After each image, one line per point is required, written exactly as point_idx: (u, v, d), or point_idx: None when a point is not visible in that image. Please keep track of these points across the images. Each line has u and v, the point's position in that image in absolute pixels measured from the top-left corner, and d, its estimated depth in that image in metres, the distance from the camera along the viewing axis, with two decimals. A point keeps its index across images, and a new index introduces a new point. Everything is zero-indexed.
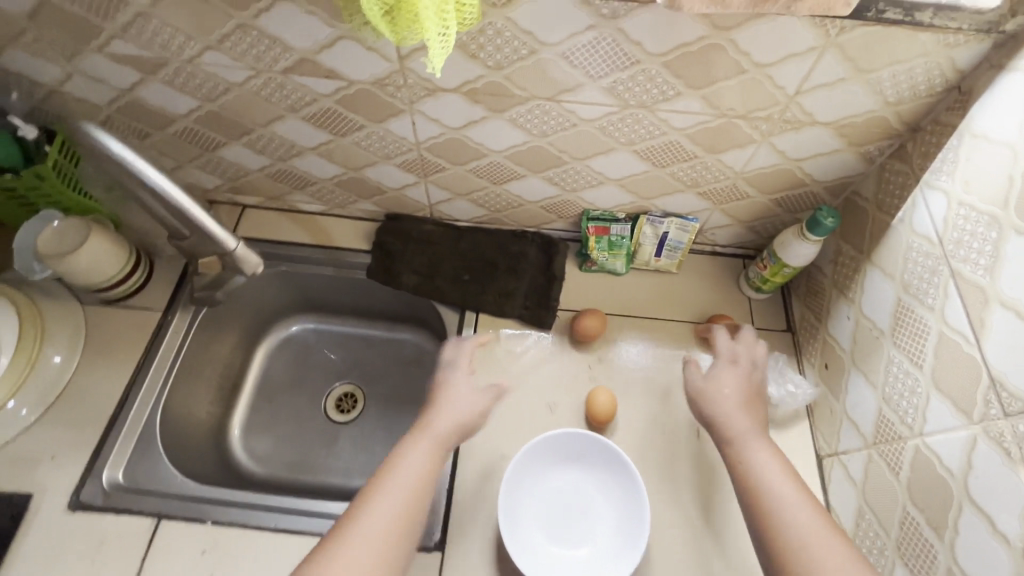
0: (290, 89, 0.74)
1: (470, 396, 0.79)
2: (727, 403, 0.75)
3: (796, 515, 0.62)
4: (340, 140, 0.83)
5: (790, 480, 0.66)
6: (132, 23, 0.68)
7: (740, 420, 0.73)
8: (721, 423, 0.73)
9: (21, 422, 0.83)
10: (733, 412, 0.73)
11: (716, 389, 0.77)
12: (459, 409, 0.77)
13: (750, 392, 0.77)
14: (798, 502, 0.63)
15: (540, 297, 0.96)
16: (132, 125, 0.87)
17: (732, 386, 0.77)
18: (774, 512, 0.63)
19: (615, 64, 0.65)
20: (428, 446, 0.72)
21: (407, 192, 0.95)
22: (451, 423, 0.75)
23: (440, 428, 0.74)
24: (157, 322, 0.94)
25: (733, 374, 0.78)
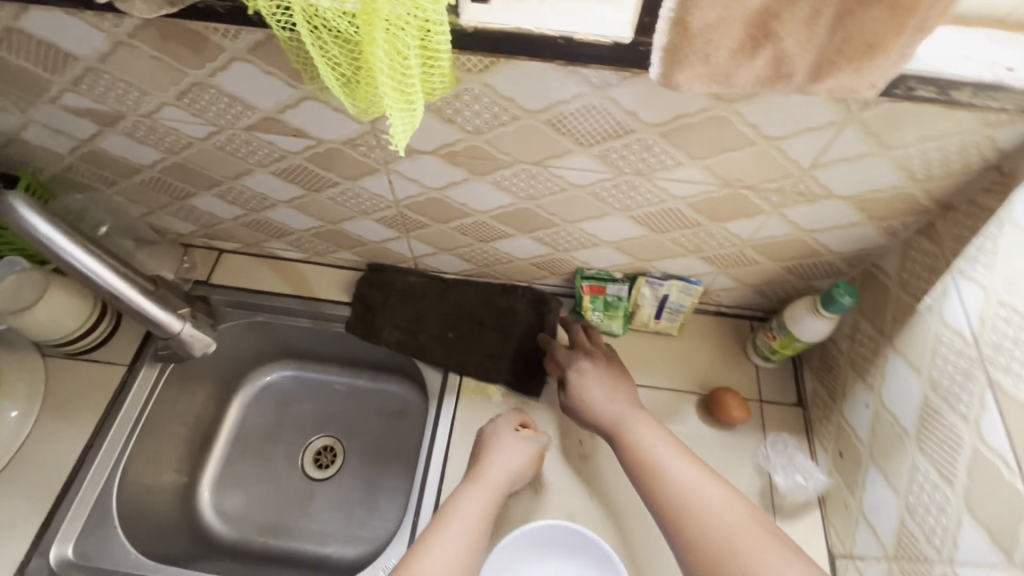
0: (256, 145, 0.69)
1: (507, 472, 0.75)
2: (594, 399, 0.79)
3: (676, 471, 0.67)
4: (314, 195, 0.78)
5: (668, 444, 0.71)
6: (82, 78, 0.63)
7: (610, 405, 0.78)
8: (603, 415, 0.77)
9: None
10: (602, 400, 0.78)
11: (586, 393, 0.80)
12: (493, 486, 0.73)
13: (614, 379, 0.81)
14: (678, 464, 0.68)
15: (529, 360, 0.90)
16: (96, 172, 0.82)
17: (598, 386, 0.80)
18: (656, 482, 0.67)
19: (607, 133, 0.58)
20: (467, 522, 0.68)
21: (389, 245, 0.89)
22: (486, 505, 0.71)
23: (474, 512, 0.70)
24: (121, 379, 0.89)
25: (594, 373, 0.81)
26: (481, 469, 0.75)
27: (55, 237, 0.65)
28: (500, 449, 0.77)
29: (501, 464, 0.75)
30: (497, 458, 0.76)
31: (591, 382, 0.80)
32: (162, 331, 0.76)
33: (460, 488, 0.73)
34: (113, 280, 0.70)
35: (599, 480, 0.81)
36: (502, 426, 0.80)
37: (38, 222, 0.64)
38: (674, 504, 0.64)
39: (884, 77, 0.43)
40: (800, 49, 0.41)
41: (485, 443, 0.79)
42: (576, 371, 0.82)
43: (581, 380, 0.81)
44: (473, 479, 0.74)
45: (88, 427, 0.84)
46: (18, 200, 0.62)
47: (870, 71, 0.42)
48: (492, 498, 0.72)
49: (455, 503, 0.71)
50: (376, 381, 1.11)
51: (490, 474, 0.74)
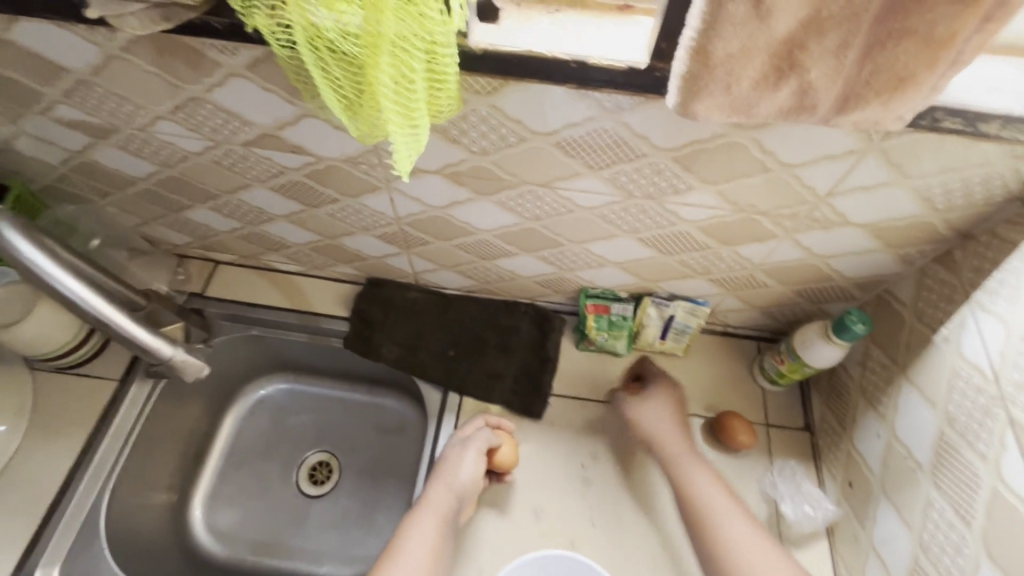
0: (253, 161, 0.66)
1: (454, 492, 0.73)
2: (653, 428, 0.79)
3: (730, 519, 0.68)
4: (313, 210, 0.75)
5: (719, 488, 0.72)
6: (74, 90, 0.60)
7: (671, 437, 0.78)
8: (659, 445, 0.78)
9: None
10: (662, 431, 0.79)
11: (646, 422, 0.80)
12: (441, 509, 0.72)
13: (677, 412, 0.81)
14: (726, 509, 0.69)
15: (532, 380, 0.88)
16: (88, 183, 0.80)
17: (663, 416, 0.80)
18: (709, 528, 0.68)
19: (618, 156, 0.56)
20: (421, 545, 0.68)
21: (389, 260, 0.87)
22: (436, 530, 0.70)
23: (423, 540, 0.69)
24: (112, 394, 0.86)
25: (658, 403, 0.81)
26: (427, 493, 0.73)
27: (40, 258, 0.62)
28: (447, 470, 0.75)
29: (446, 484, 0.74)
30: (440, 478, 0.75)
31: (656, 411, 0.81)
32: (151, 356, 0.73)
33: (408, 516, 0.72)
34: (101, 306, 0.67)
35: (602, 505, 0.79)
36: (451, 445, 0.79)
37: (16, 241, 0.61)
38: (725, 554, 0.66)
39: (912, 110, 0.41)
40: (826, 81, 0.39)
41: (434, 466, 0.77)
42: (643, 398, 0.82)
43: (646, 409, 0.81)
44: (420, 504, 0.72)
45: (76, 445, 0.82)
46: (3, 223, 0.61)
47: (898, 104, 0.40)
48: (442, 522, 0.71)
49: (404, 532, 0.69)
50: (374, 396, 1.09)
51: (434, 497, 0.73)
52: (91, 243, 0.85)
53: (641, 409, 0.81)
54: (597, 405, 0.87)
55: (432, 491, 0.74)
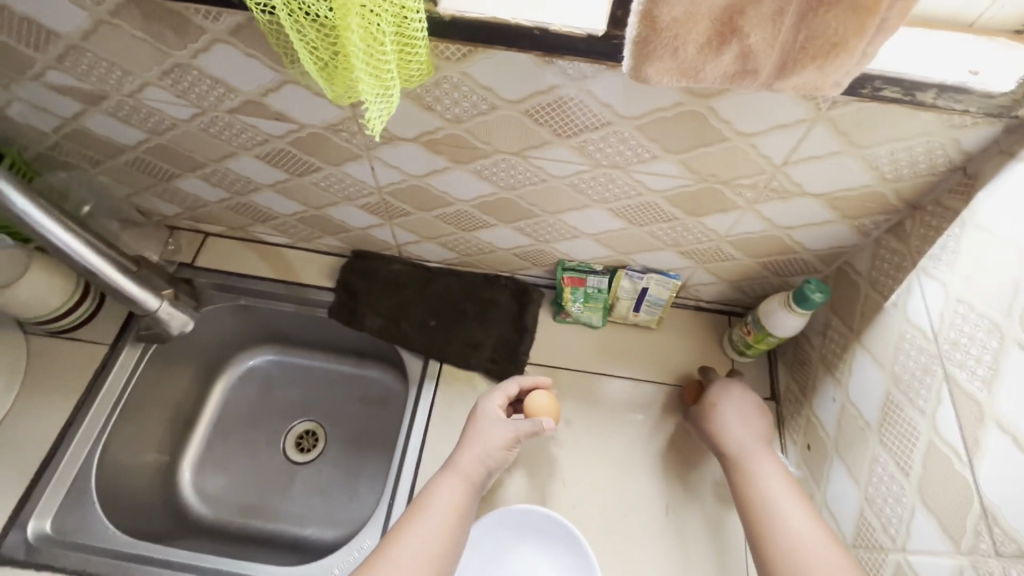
0: (239, 128, 0.69)
1: (484, 461, 0.74)
2: (729, 420, 0.77)
3: (793, 513, 0.65)
4: (298, 179, 0.78)
5: (789, 486, 0.69)
6: (65, 56, 0.63)
7: (741, 431, 0.75)
8: (729, 436, 0.76)
9: None
10: (733, 425, 0.76)
11: (722, 413, 0.78)
12: (468, 473, 0.73)
13: (753, 411, 0.78)
14: (788, 507, 0.66)
15: (510, 350, 0.91)
16: (81, 152, 0.82)
17: (737, 410, 0.78)
18: (767, 518, 0.66)
19: (585, 124, 0.59)
20: (443, 509, 0.70)
21: (373, 232, 0.89)
22: (462, 493, 0.72)
23: (448, 499, 0.71)
24: (103, 358, 0.89)
25: (730, 399, 0.79)
26: (457, 455, 0.75)
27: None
28: (478, 436, 0.76)
29: (477, 452, 0.74)
30: (470, 441, 0.76)
31: (729, 407, 0.78)
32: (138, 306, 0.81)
33: (438, 474, 0.74)
34: (84, 254, 0.75)
35: (573, 467, 0.83)
36: (487, 410, 0.78)
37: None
38: (784, 547, 0.63)
39: (848, 76, 0.44)
40: (765, 47, 0.42)
41: (468, 428, 0.78)
42: (716, 391, 0.81)
43: (717, 400, 0.80)
44: (449, 465, 0.74)
45: (68, 404, 0.85)
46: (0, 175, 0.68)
47: (834, 70, 0.43)
48: (469, 487, 0.72)
49: (432, 489, 0.72)
50: (360, 368, 1.12)
51: (464, 462, 0.74)
52: (82, 211, 0.88)
53: (713, 402, 0.79)
54: (573, 374, 0.90)
55: (458, 455, 0.75)
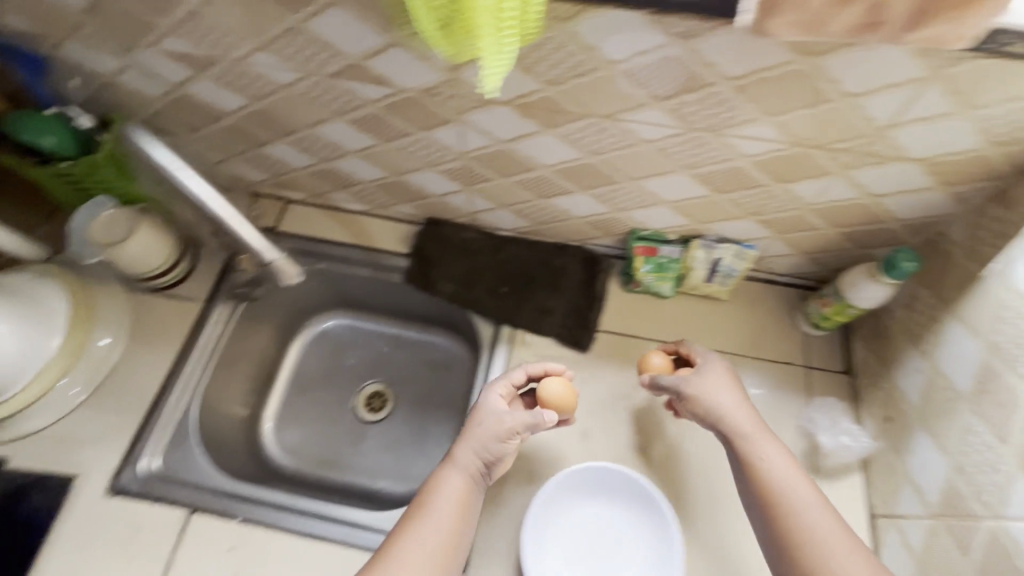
0: (337, 93, 0.72)
1: (482, 455, 0.71)
2: (727, 405, 0.73)
3: (808, 504, 0.64)
4: (385, 144, 0.81)
5: (796, 470, 0.67)
6: (184, 22, 0.67)
7: (739, 416, 0.72)
8: (731, 420, 0.72)
9: (72, 400, 0.87)
10: (730, 410, 0.73)
11: (716, 396, 0.74)
12: (467, 467, 0.71)
13: (740, 391, 0.75)
14: (804, 495, 0.65)
15: (580, 317, 0.93)
16: (182, 119, 0.87)
17: (732, 394, 0.74)
18: (781, 508, 0.65)
19: (684, 86, 0.59)
20: (446, 509, 0.68)
21: (449, 199, 0.92)
22: (465, 488, 0.70)
23: (451, 495, 0.69)
24: (199, 314, 0.96)
25: (722, 383, 0.75)
26: (455, 450, 0.72)
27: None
28: (479, 429, 0.73)
29: (479, 445, 0.72)
30: (469, 435, 0.73)
31: (720, 394, 0.74)
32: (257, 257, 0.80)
33: (438, 470, 0.72)
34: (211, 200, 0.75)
35: (644, 431, 0.85)
36: (492, 402, 0.75)
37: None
38: (804, 542, 0.62)
39: (979, 27, 0.43)
40: None
41: (468, 421, 0.75)
42: (699, 373, 0.76)
43: (710, 384, 0.75)
44: (449, 460, 0.72)
45: (170, 356, 0.92)
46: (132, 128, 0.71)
47: (967, 19, 0.42)
48: (469, 480, 0.71)
49: (433, 487, 0.70)
50: (425, 334, 1.16)
51: (464, 457, 0.72)
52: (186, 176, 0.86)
53: (704, 386, 0.75)
54: (641, 343, 0.91)
55: (456, 451, 0.72)
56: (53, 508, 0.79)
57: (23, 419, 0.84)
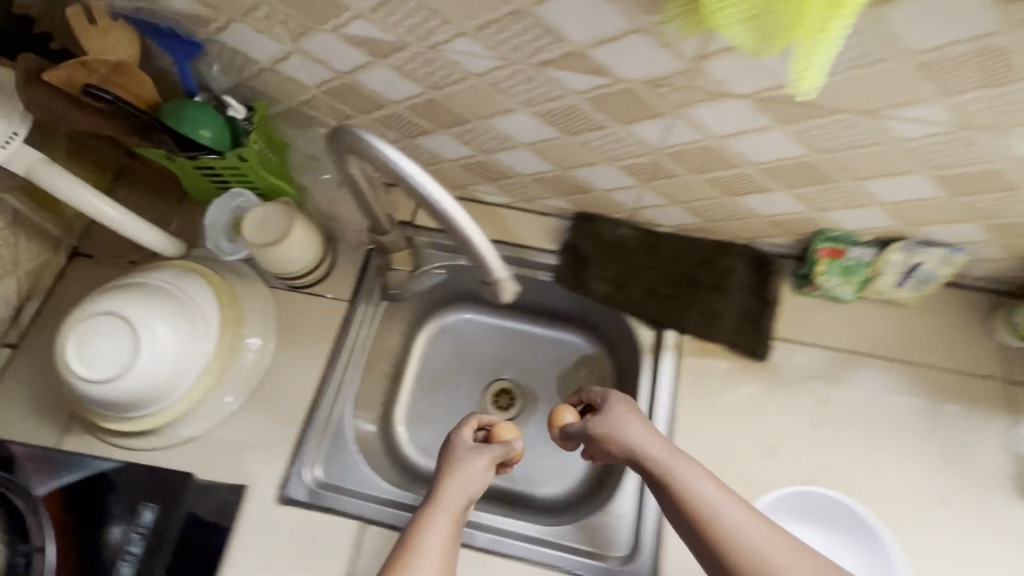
0: (537, 83, 0.64)
1: (466, 494, 0.68)
2: (633, 435, 0.70)
3: (736, 522, 0.61)
4: (567, 138, 0.73)
5: (720, 487, 0.64)
6: (382, 4, 0.59)
7: (655, 448, 0.69)
8: (642, 452, 0.69)
9: (226, 409, 0.84)
10: (642, 440, 0.70)
11: (626, 426, 0.71)
12: (453, 508, 0.67)
13: (645, 422, 0.72)
14: (736, 515, 0.62)
15: (751, 323, 0.86)
16: (333, 107, 0.80)
17: (638, 421, 0.72)
18: (710, 531, 0.61)
19: (987, 79, 0.51)
20: (435, 553, 0.63)
21: (615, 194, 0.85)
22: (450, 531, 0.65)
23: (438, 540, 0.64)
24: (345, 313, 0.91)
25: (630, 419, 0.72)
26: (443, 492, 0.68)
27: (420, 177, 0.55)
28: (460, 469, 0.70)
29: (465, 481, 0.69)
30: (458, 475, 0.70)
31: (620, 424, 0.72)
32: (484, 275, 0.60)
33: (421, 514, 0.66)
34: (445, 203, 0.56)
35: (833, 449, 0.80)
36: (464, 442, 0.74)
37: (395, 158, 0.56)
38: (746, 563, 0.59)
39: None
40: None
41: (443, 464, 0.72)
42: (617, 409, 0.74)
43: (612, 419, 0.73)
44: (433, 503, 0.67)
45: (319, 358, 0.88)
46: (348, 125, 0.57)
47: None
48: (455, 523, 0.66)
49: (416, 534, 0.64)
50: (552, 331, 1.11)
51: (454, 496, 0.67)
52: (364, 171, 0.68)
53: (623, 422, 0.72)
54: (822, 352, 0.85)
55: (439, 492, 0.68)
56: (227, 519, 0.77)
57: (185, 424, 0.82)
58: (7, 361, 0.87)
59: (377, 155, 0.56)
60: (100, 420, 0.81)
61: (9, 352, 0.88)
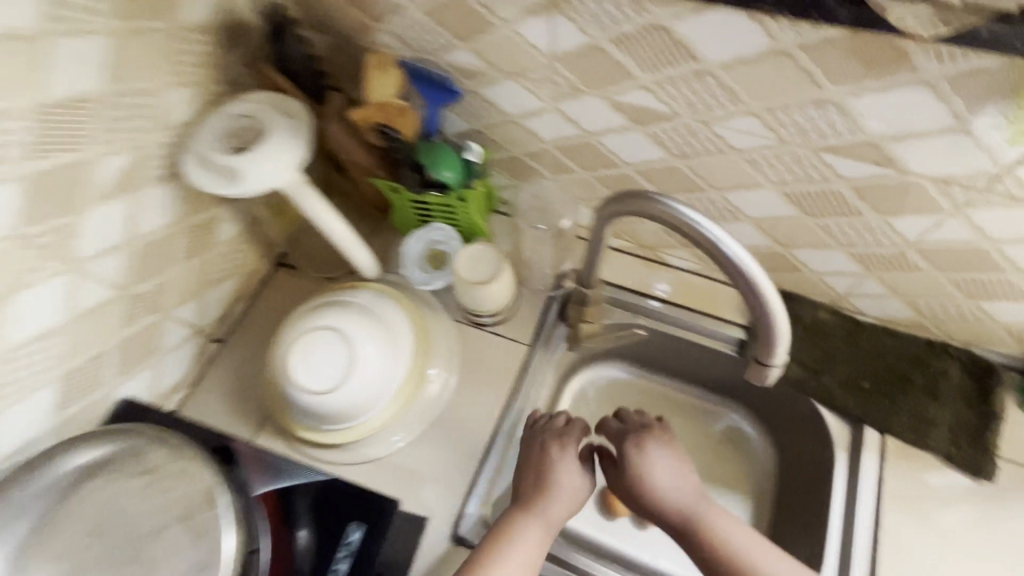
0: (804, 166, 0.65)
1: (559, 497, 0.72)
2: (661, 477, 0.72)
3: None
4: (805, 219, 0.72)
5: (747, 531, 0.70)
6: (677, 79, 0.61)
7: (682, 493, 0.71)
8: (670, 501, 0.71)
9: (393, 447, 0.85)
10: (668, 485, 0.72)
11: (655, 472, 0.72)
12: (546, 512, 0.70)
13: (676, 458, 0.74)
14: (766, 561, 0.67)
15: (971, 437, 0.80)
16: (559, 162, 0.84)
17: (669, 469, 0.73)
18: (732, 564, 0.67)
19: None
20: (529, 550, 0.68)
21: (827, 279, 0.82)
22: (541, 537, 0.69)
23: (532, 541, 0.68)
24: (524, 358, 0.92)
25: (659, 466, 0.73)
26: (550, 504, 0.71)
27: (751, 263, 0.52)
28: (558, 476, 0.73)
29: (572, 482, 0.73)
30: (565, 473, 0.73)
31: (651, 473, 0.72)
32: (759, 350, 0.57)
33: (524, 520, 0.70)
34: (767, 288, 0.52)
35: None
36: (562, 448, 0.75)
37: (736, 251, 0.52)
38: None
39: None
40: None
41: (540, 470, 0.74)
42: (636, 450, 0.74)
43: (644, 460, 0.73)
44: (537, 510, 0.70)
45: (500, 400, 0.89)
46: (674, 199, 0.55)
47: None
48: (547, 530, 0.70)
49: (516, 533, 0.69)
50: (710, 401, 1.02)
51: (557, 506, 0.71)
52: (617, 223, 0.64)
53: (645, 460, 0.73)
54: None
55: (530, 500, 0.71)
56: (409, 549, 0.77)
57: (363, 444, 0.84)
58: (212, 355, 0.93)
59: (727, 252, 0.52)
60: (296, 427, 0.84)
61: (215, 347, 0.94)
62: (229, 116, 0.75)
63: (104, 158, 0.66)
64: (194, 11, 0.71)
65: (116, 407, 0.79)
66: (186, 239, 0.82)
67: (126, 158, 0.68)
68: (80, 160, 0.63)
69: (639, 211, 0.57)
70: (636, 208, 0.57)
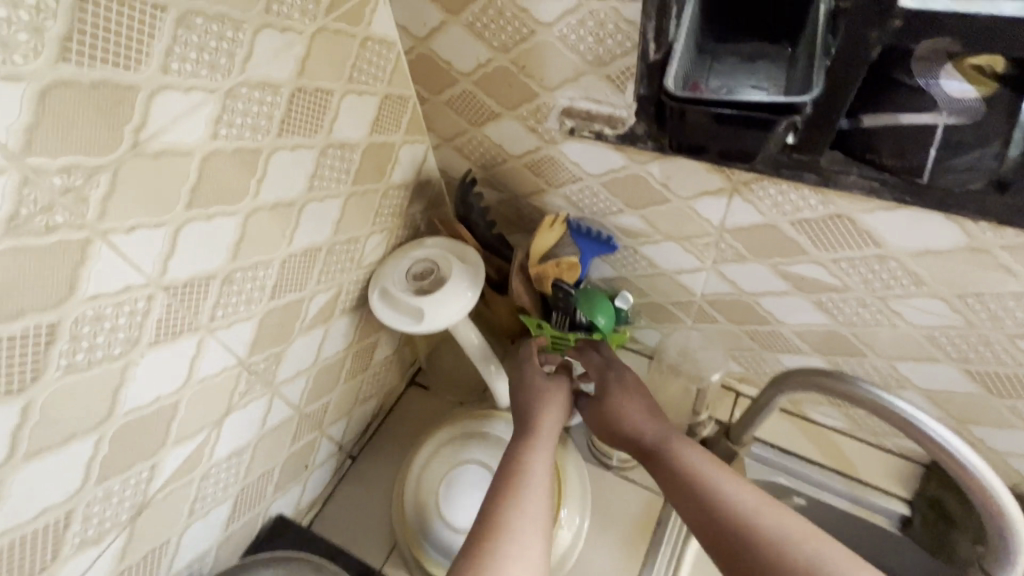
0: (992, 349, 0.64)
1: (540, 419, 0.70)
2: (634, 403, 0.71)
3: (735, 490, 0.56)
4: (989, 398, 0.69)
5: (721, 466, 0.60)
6: (857, 259, 0.64)
7: (652, 421, 0.68)
8: (643, 429, 0.68)
9: None
10: (639, 411, 0.70)
11: (627, 400, 0.71)
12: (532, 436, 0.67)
13: (649, 395, 0.73)
14: (738, 488, 0.57)
15: None
16: (705, 312, 0.87)
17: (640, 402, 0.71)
18: (706, 491, 0.57)
19: None
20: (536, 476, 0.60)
21: (1010, 459, 0.75)
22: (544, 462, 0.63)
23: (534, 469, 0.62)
24: (659, 513, 0.89)
25: (626, 394, 0.73)
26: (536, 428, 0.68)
27: (984, 469, 0.51)
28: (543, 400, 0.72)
29: (546, 404, 0.72)
30: (544, 399, 0.72)
31: (619, 400, 0.72)
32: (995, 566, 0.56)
33: (514, 443, 0.66)
34: (1007, 501, 0.51)
35: None
36: (538, 370, 0.77)
37: (964, 453, 0.51)
38: (745, 525, 0.53)
39: None
40: None
41: (522, 399, 0.73)
42: (614, 377, 0.76)
43: (620, 388, 0.74)
44: (529, 437, 0.67)
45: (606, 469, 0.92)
46: (876, 387, 0.55)
47: None
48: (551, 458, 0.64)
49: (511, 457, 0.64)
50: None
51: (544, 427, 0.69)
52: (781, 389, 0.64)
53: (619, 386, 0.74)
54: None
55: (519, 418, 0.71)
56: None
57: None
58: (345, 471, 0.96)
59: (957, 455, 0.51)
60: (424, 557, 0.82)
61: (348, 463, 0.96)
62: (413, 258, 0.84)
63: (314, 296, 0.75)
64: (398, 173, 0.83)
65: (269, 522, 0.82)
66: (351, 361, 0.88)
67: (329, 295, 0.78)
68: (300, 298, 0.72)
69: (843, 396, 0.56)
70: (840, 391, 0.56)
